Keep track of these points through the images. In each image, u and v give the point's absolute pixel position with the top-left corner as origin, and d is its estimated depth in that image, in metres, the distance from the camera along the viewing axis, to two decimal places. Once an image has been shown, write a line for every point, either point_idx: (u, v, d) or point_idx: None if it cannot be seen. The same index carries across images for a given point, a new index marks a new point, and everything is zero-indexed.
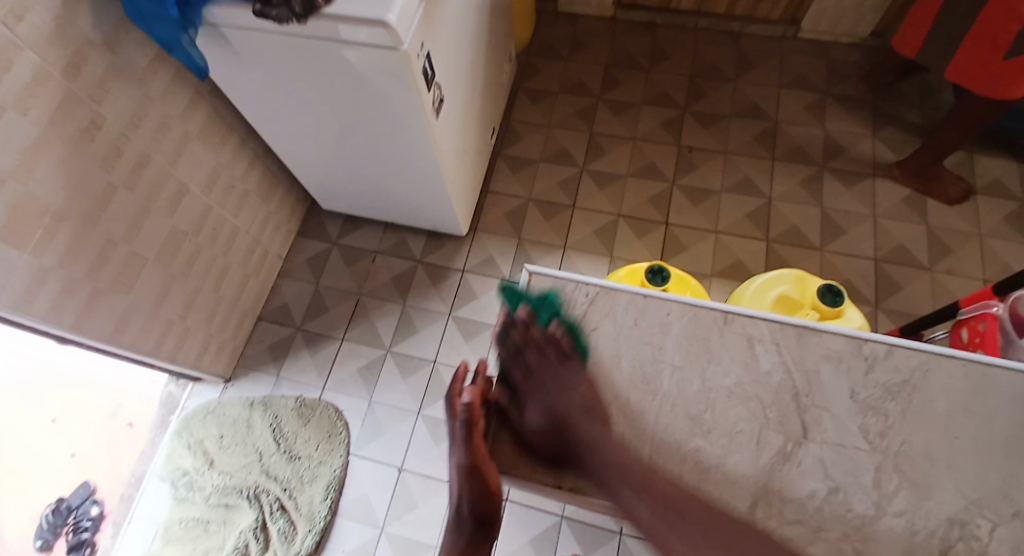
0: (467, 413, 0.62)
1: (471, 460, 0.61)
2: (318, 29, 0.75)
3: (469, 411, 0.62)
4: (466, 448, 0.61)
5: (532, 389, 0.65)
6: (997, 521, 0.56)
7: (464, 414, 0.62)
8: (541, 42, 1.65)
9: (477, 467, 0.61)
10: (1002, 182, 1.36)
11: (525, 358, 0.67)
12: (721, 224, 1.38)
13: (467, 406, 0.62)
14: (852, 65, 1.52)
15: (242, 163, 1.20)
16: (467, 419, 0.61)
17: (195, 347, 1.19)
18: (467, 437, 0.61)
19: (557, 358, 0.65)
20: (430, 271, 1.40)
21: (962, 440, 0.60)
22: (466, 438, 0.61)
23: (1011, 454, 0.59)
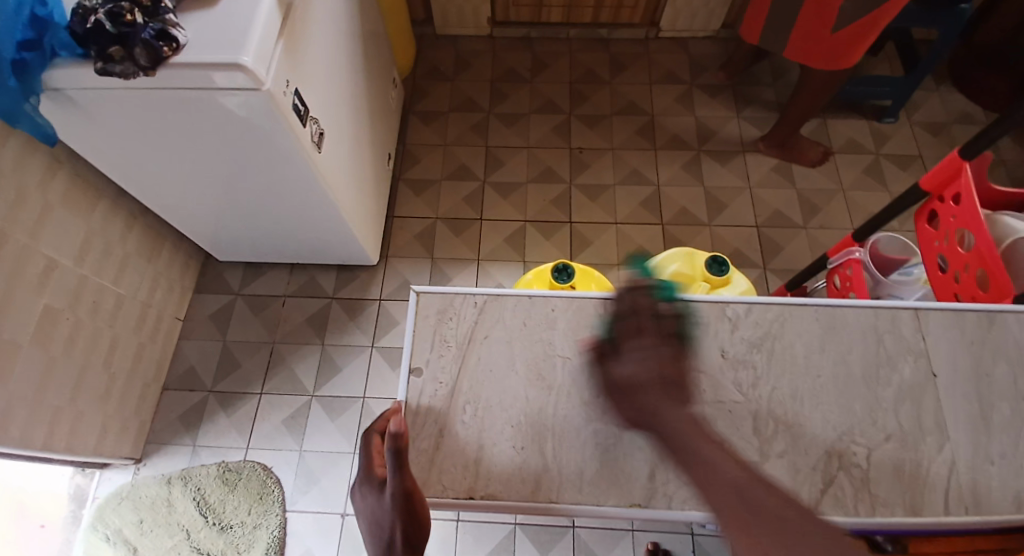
0: (395, 446, 0.51)
1: (404, 487, 0.53)
2: (173, 80, 0.71)
3: (399, 443, 0.51)
4: (399, 478, 0.53)
5: (622, 352, 0.55)
6: (871, 446, 0.56)
7: (393, 447, 0.51)
8: (425, 65, 1.67)
9: (411, 494, 0.53)
10: (854, 140, 1.52)
11: (625, 321, 0.56)
12: (620, 214, 1.46)
13: (396, 437, 0.50)
14: (711, 56, 1.66)
15: (118, 226, 1.12)
16: (397, 452, 0.51)
17: (93, 432, 1.09)
18: (398, 470, 0.52)
19: (656, 332, 0.55)
20: (344, 305, 1.36)
21: (824, 379, 0.59)
22: (397, 471, 0.52)
23: (869, 381, 0.59)
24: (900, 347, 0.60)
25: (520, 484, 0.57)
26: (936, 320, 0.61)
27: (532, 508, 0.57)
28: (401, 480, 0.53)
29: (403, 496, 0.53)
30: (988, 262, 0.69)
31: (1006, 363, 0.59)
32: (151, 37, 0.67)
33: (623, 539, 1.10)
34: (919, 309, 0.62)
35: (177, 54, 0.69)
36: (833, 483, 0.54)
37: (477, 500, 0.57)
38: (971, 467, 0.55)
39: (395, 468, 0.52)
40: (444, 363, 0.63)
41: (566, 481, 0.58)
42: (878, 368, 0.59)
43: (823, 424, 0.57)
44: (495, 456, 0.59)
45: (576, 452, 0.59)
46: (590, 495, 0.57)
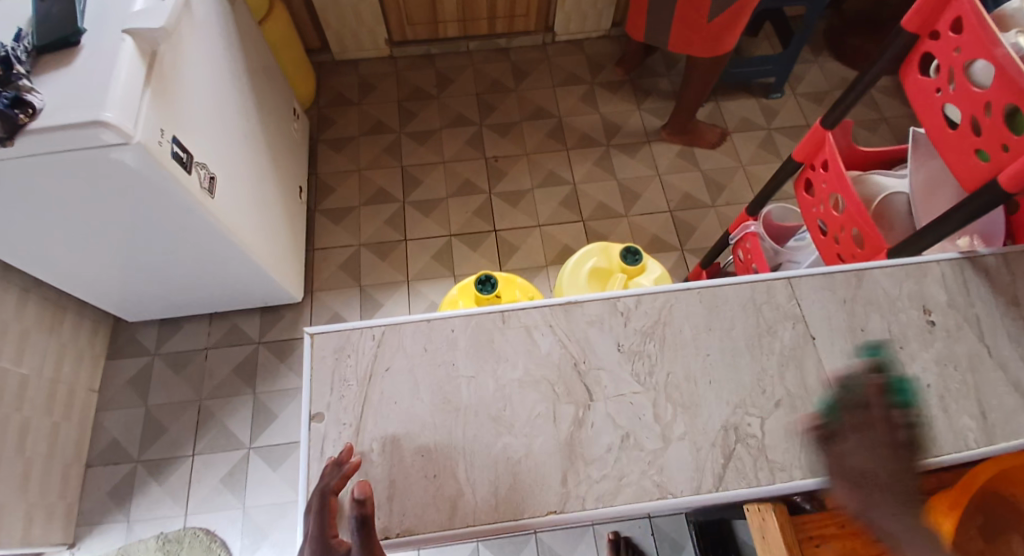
0: (361, 512, 0.48)
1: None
2: (34, 148, 0.67)
3: (366, 509, 0.48)
4: (364, 548, 0.48)
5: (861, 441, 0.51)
6: (763, 415, 0.59)
7: (359, 513, 0.48)
8: (327, 92, 1.64)
9: None
10: (747, 119, 1.61)
11: (864, 414, 0.52)
12: (542, 216, 1.48)
13: (361, 503, 0.48)
14: (607, 53, 1.72)
15: (10, 302, 1.03)
16: (364, 519, 0.48)
17: (16, 525, 1.00)
18: (364, 540, 0.48)
19: (890, 435, 0.50)
20: (273, 348, 1.31)
21: (714, 356, 0.62)
22: (363, 541, 0.48)
23: (754, 351, 0.62)
24: (781, 315, 0.64)
25: (437, 511, 0.54)
26: (810, 285, 0.66)
27: (449, 536, 0.53)
28: (368, 549, 0.48)
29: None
30: (859, 222, 0.74)
31: (877, 315, 0.64)
32: (5, 107, 0.62)
33: (583, 537, 1.11)
34: (792, 277, 0.66)
35: (34, 119, 0.64)
36: (733, 457, 0.57)
37: (393, 538, 0.53)
38: None
39: (362, 536, 0.48)
40: (349, 404, 0.59)
41: (482, 502, 0.54)
42: (761, 337, 0.63)
43: (723, 400, 0.60)
44: (405, 490, 0.55)
45: (488, 469, 0.56)
46: (507, 512, 0.54)
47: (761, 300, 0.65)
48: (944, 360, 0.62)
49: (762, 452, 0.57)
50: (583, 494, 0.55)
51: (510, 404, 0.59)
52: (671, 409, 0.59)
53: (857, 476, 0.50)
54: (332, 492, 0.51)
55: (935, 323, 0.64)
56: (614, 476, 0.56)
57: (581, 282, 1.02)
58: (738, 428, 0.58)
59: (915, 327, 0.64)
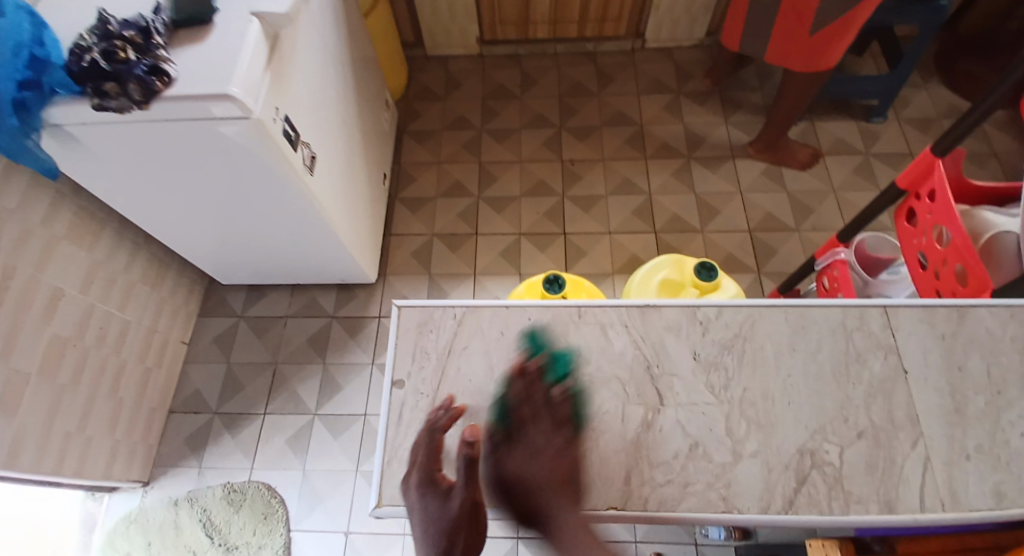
0: (468, 453, 0.50)
1: (473, 497, 0.50)
2: (166, 113, 0.74)
3: (473, 450, 0.50)
4: (469, 487, 0.50)
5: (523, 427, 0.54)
6: (842, 444, 0.56)
7: (465, 455, 0.50)
8: (417, 86, 1.71)
9: (480, 505, 0.51)
10: (843, 141, 1.54)
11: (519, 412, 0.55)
12: (613, 224, 1.47)
13: (471, 444, 0.50)
14: (697, 64, 1.68)
15: (122, 254, 1.15)
16: (470, 459, 0.50)
17: (102, 458, 1.12)
18: (470, 478, 0.50)
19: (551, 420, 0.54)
20: (345, 323, 1.38)
21: (795, 377, 0.60)
22: (469, 480, 0.50)
23: (839, 378, 0.60)
24: (872, 343, 0.61)
25: None
26: (907, 316, 0.62)
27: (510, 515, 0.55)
28: (470, 489, 0.50)
29: (473, 504, 0.50)
30: (965, 256, 0.70)
31: (979, 354, 0.60)
32: (144, 73, 0.71)
33: (626, 551, 1.09)
34: (889, 306, 0.63)
35: (168, 87, 0.72)
36: (806, 481, 0.55)
37: None
38: (947, 462, 0.55)
39: (468, 475, 0.50)
40: (426, 377, 0.61)
41: None
42: (848, 364, 0.60)
43: (800, 422, 0.58)
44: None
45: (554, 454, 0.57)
46: None
47: (853, 326, 0.62)
48: None
49: (838, 482, 0.55)
50: (644, 496, 0.55)
51: (579, 398, 0.60)
52: (743, 424, 0.58)
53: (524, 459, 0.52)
54: (441, 430, 0.54)
55: None
56: (677, 483, 0.55)
57: (651, 291, 1.01)
58: (813, 453, 0.56)
59: (1019, 373, 0.59)
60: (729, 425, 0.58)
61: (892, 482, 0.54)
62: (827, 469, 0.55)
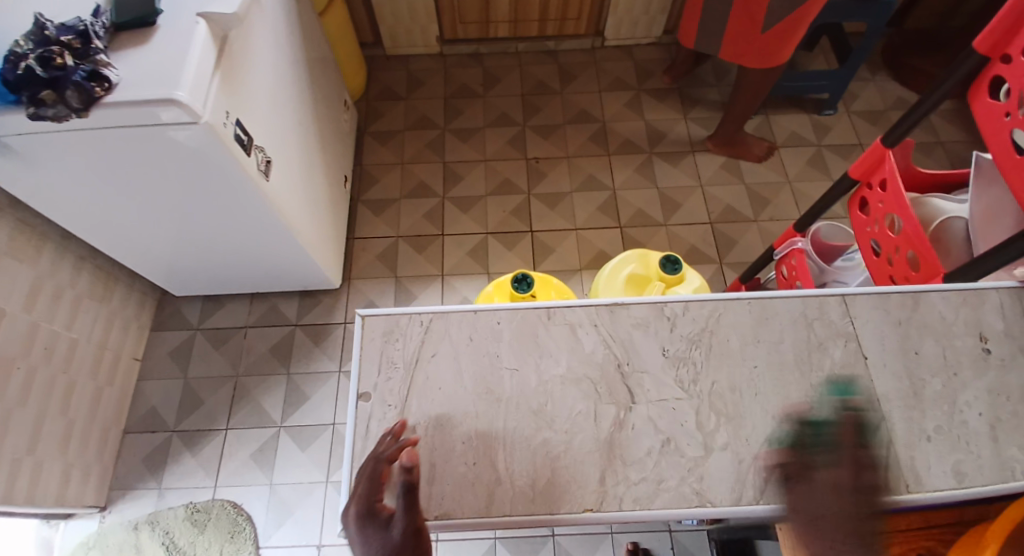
0: (408, 479, 0.50)
1: (414, 523, 0.50)
2: (108, 119, 0.70)
3: (411, 477, 0.50)
4: (410, 513, 0.50)
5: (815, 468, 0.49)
6: None
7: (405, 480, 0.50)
8: (376, 86, 1.68)
9: (422, 530, 0.51)
10: (796, 134, 1.58)
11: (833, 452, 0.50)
12: (579, 220, 1.48)
13: (408, 470, 0.50)
14: (656, 60, 1.71)
15: (66, 267, 1.09)
16: (409, 486, 0.50)
17: (55, 481, 1.05)
18: (411, 503, 0.50)
19: (854, 470, 0.48)
20: (309, 331, 1.35)
21: (760, 368, 0.61)
22: (409, 505, 0.50)
23: (804, 367, 0.61)
24: (832, 332, 0.63)
25: (475, 498, 0.55)
26: (864, 304, 0.64)
27: (485, 524, 0.54)
28: (411, 516, 0.50)
29: (415, 531, 0.50)
30: (915, 243, 0.72)
31: (932, 339, 0.63)
32: (82, 79, 0.66)
33: (602, 543, 1.10)
34: (847, 295, 0.65)
35: (110, 93, 0.68)
36: (775, 472, 0.56)
37: (431, 520, 0.54)
38: (908, 445, 0.57)
39: (408, 502, 0.50)
40: (394, 386, 0.60)
41: (519, 494, 0.55)
42: (811, 353, 0.62)
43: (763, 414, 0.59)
44: (447, 473, 0.56)
45: (528, 460, 0.56)
46: (543, 505, 0.54)
47: (814, 316, 0.64)
48: (995, 390, 0.60)
49: None
50: (620, 495, 0.55)
51: (551, 400, 0.60)
52: (713, 418, 0.59)
53: (814, 507, 0.48)
54: (386, 460, 0.52)
55: (989, 351, 0.62)
56: (651, 480, 0.56)
57: (617, 288, 1.02)
58: (781, 442, 0.57)
59: (970, 354, 0.62)
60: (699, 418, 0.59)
61: None
62: None
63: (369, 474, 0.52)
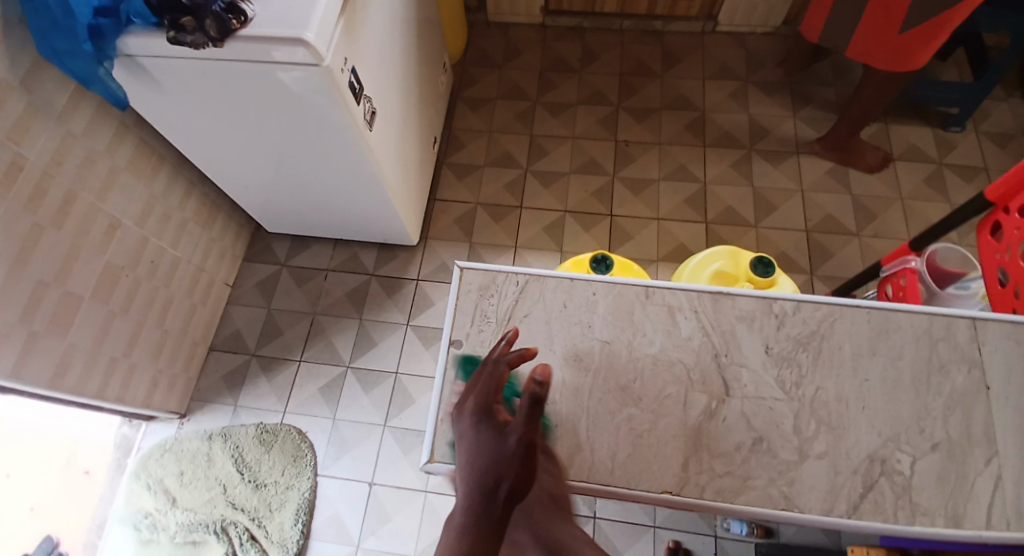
0: (538, 392, 0.46)
1: (530, 438, 0.47)
2: (238, 54, 0.73)
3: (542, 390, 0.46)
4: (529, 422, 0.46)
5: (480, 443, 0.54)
6: (916, 455, 0.58)
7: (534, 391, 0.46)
8: (476, 51, 1.68)
9: (536, 450, 0.47)
10: (917, 146, 1.46)
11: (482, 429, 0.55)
12: (664, 210, 1.43)
13: (542, 383, 0.47)
14: (770, 51, 1.61)
15: (178, 191, 1.17)
16: (538, 398, 0.46)
17: (144, 385, 1.16)
18: (533, 417, 0.46)
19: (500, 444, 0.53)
20: (384, 282, 1.39)
21: (872, 382, 0.61)
22: (531, 418, 0.46)
23: (920, 387, 0.60)
24: (958, 358, 0.61)
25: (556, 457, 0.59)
26: (998, 331, 0.62)
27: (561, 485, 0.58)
28: (529, 430, 0.47)
29: (528, 447, 0.46)
30: None
31: None
32: (221, 10, 0.70)
33: (643, 535, 1.09)
34: (979, 319, 0.63)
35: (244, 27, 0.71)
36: (874, 488, 0.56)
37: None
38: (1019, 485, 0.56)
39: (531, 413, 0.46)
40: (483, 340, 0.64)
41: (596, 463, 0.58)
42: (930, 375, 0.61)
43: (850, 431, 0.59)
44: None
45: (610, 432, 0.59)
46: (620, 477, 0.57)
47: (932, 335, 0.63)
48: None
49: (904, 491, 0.56)
50: (701, 484, 0.57)
51: (639, 378, 0.62)
52: (806, 425, 0.59)
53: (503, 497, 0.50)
54: (506, 364, 0.55)
55: None
56: (738, 475, 0.57)
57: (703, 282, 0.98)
58: (884, 460, 0.57)
59: None
60: (797, 424, 0.59)
61: (952, 496, 0.56)
62: (863, 476, 0.57)
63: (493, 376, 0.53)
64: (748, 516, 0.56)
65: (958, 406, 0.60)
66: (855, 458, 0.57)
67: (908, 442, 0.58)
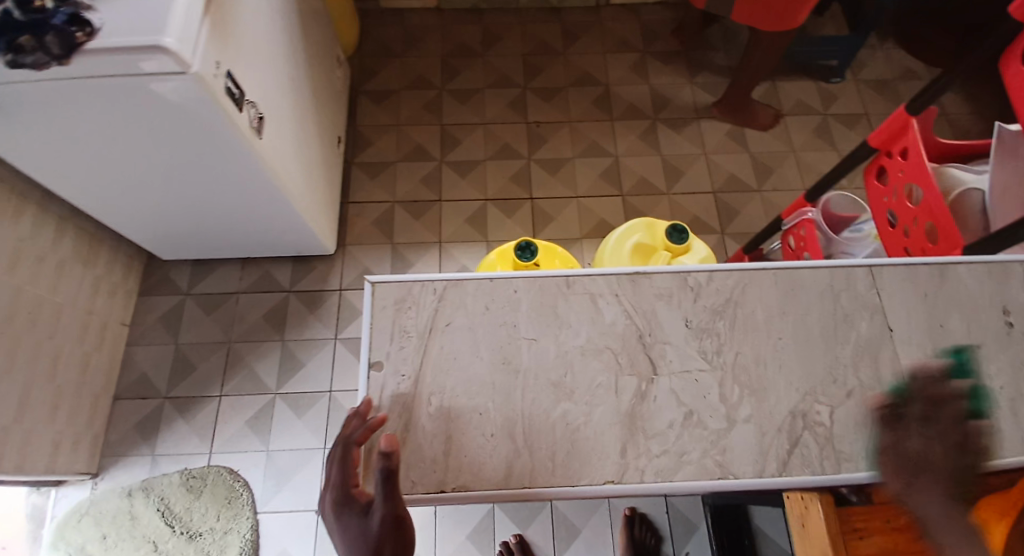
0: (387, 464, 0.51)
1: (394, 511, 0.52)
2: (91, 69, 0.65)
3: (391, 461, 0.52)
4: (389, 500, 0.52)
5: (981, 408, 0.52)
6: (833, 404, 0.61)
7: (385, 464, 0.51)
8: (372, 42, 1.60)
9: (402, 518, 0.52)
10: (803, 102, 1.55)
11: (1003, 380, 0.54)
12: (580, 188, 1.44)
13: (388, 455, 0.51)
14: (663, 21, 1.65)
15: (48, 229, 1.04)
16: (388, 471, 0.51)
17: (44, 451, 1.03)
18: (389, 490, 0.52)
19: None
20: (303, 298, 1.32)
21: (786, 340, 0.64)
22: (387, 491, 0.52)
23: (828, 338, 0.64)
24: (859, 304, 0.66)
25: (496, 469, 0.57)
26: (890, 274, 0.67)
27: (504, 495, 0.57)
28: (390, 504, 0.52)
29: (393, 521, 0.52)
30: (936, 216, 0.72)
31: (957, 312, 0.66)
32: (64, 23, 0.62)
33: (598, 508, 1.11)
34: (874, 266, 0.68)
35: (92, 38, 0.63)
36: (799, 443, 0.60)
37: (450, 492, 0.56)
38: None
39: (387, 487, 0.52)
40: (405, 357, 0.62)
41: (538, 465, 0.58)
42: (837, 325, 0.65)
43: (770, 392, 0.62)
44: (465, 446, 0.58)
45: (547, 434, 0.59)
46: (563, 476, 0.57)
47: (833, 288, 0.67)
48: (1019, 366, 0.63)
49: (826, 440, 0.60)
50: (641, 467, 0.58)
51: (570, 371, 0.62)
52: (731, 392, 0.61)
53: (912, 459, 0.49)
54: (356, 444, 0.55)
55: (1013, 323, 0.65)
56: (674, 452, 0.59)
57: (624, 257, 1.00)
58: (805, 414, 0.61)
59: (994, 329, 0.65)
60: (722, 392, 0.62)
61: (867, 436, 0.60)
62: (788, 433, 0.60)
63: (344, 460, 0.55)
64: (688, 490, 0.57)
65: (863, 350, 0.64)
66: (778, 416, 0.61)
67: (823, 395, 0.62)
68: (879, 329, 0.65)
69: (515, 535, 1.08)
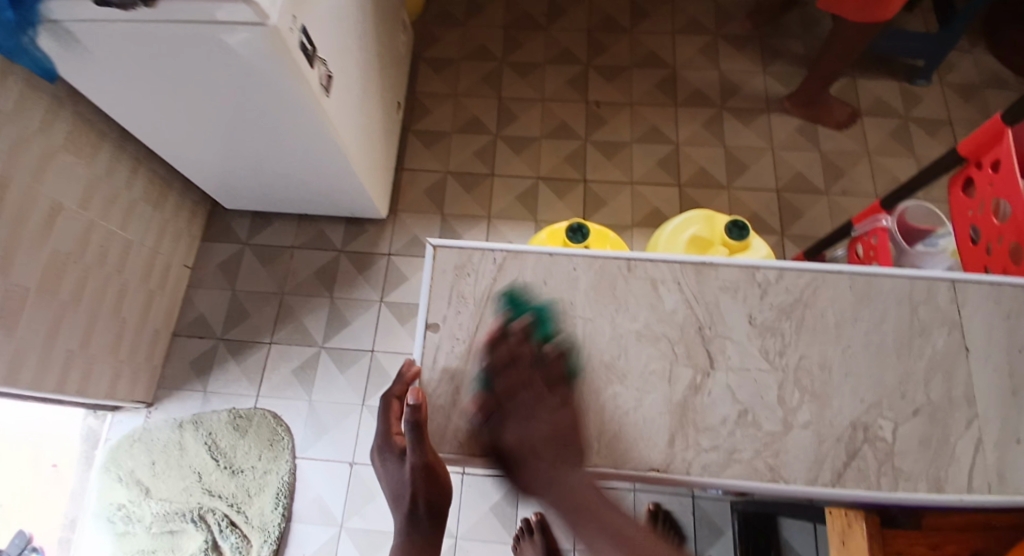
0: (415, 416, 0.51)
1: (425, 458, 0.53)
2: (173, 13, 0.66)
3: (418, 414, 0.52)
4: (418, 450, 0.53)
5: None
6: (897, 420, 0.59)
7: (412, 417, 0.52)
8: (437, 8, 1.59)
9: (432, 464, 0.54)
10: (884, 101, 1.46)
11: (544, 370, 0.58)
12: (636, 173, 1.41)
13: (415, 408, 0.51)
14: (740, 4, 1.57)
15: (123, 170, 1.09)
16: (416, 423, 0.51)
17: (104, 379, 1.10)
18: (418, 440, 0.52)
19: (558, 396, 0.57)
20: (353, 259, 1.35)
21: (854, 348, 0.62)
22: (418, 441, 0.52)
23: (900, 350, 0.62)
24: (938, 319, 0.63)
25: None
26: (976, 292, 0.63)
27: None
28: (421, 452, 0.53)
29: (424, 466, 0.53)
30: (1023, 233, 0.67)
31: None
32: None
33: (623, 498, 1.11)
34: (958, 280, 0.64)
35: None
36: (858, 455, 0.58)
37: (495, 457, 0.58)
38: (998, 443, 0.58)
39: (416, 439, 0.52)
40: (462, 322, 0.63)
41: (584, 444, 0.58)
42: (912, 338, 0.62)
43: (832, 400, 0.60)
44: None
45: (596, 416, 0.59)
46: (607, 458, 0.57)
47: (912, 301, 0.63)
48: None
49: (886, 456, 0.58)
50: (688, 459, 0.58)
51: (623, 354, 0.62)
52: (789, 395, 0.60)
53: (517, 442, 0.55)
54: (395, 397, 0.60)
55: None
56: (724, 449, 0.58)
57: (679, 248, 0.98)
58: (867, 426, 0.59)
59: None
60: (781, 394, 0.61)
61: (930, 457, 0.58)
62: (847, 443, 0.58)
63: (387, 412, 0.60)
64: (737, 488, 0.57)
65: (937, 368, 0.61)
66: (838, 425, 0.59)
67: (887, 409, 0.60)
68: (954, 347, 0.62)
69: (537, 513, 1.09)
